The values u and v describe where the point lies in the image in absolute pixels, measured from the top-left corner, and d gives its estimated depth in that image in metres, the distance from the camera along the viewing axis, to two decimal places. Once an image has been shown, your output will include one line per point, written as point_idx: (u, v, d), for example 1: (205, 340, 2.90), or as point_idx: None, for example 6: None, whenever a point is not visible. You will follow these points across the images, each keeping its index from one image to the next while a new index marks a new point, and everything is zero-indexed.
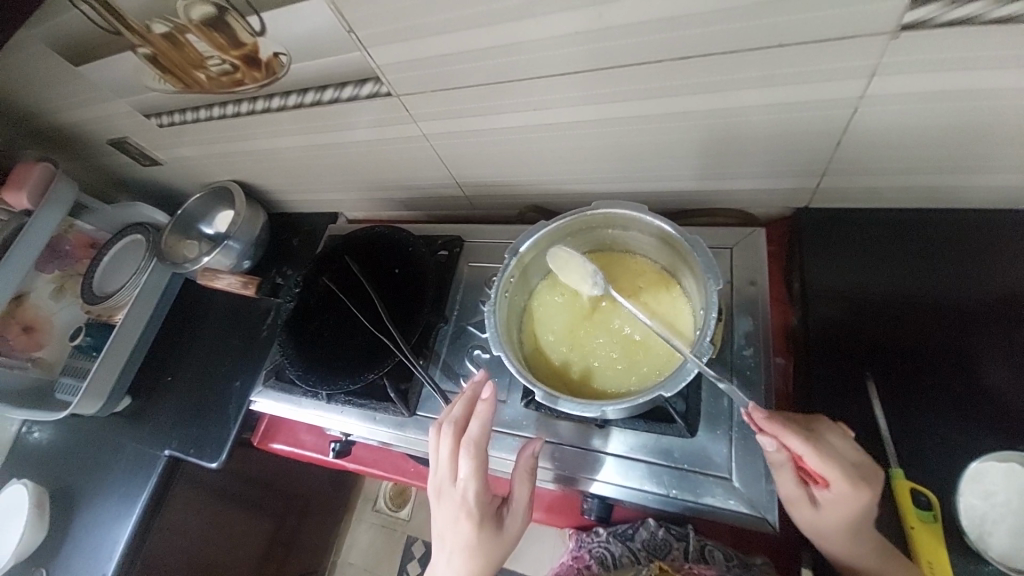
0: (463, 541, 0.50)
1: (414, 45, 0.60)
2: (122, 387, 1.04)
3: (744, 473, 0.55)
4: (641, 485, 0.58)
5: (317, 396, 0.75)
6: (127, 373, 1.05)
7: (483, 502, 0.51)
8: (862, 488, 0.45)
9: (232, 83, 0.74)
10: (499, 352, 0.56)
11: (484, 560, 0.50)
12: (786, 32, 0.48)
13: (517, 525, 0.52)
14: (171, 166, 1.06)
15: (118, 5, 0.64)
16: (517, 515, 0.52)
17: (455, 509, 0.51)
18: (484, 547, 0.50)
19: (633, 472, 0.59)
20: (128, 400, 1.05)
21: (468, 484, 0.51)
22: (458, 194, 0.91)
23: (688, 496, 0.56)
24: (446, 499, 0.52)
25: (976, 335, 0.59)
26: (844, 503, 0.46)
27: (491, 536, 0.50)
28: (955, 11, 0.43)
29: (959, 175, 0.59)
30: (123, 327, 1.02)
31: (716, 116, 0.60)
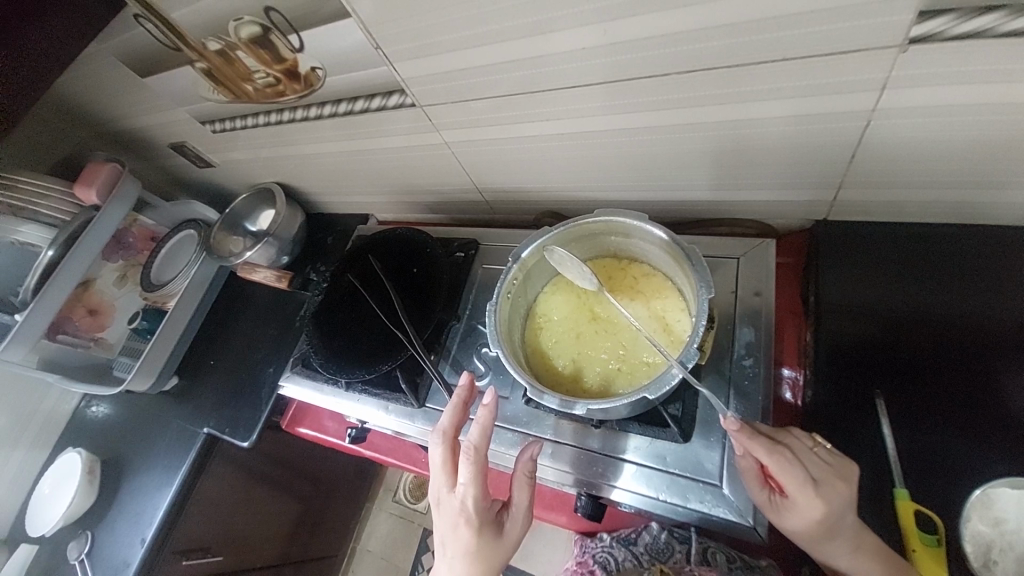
0: (463, 547, 0.51)
1: (436, 59, 0.64)
2: (171, 368, 1.14)
3: (735, 481, 0.55)
4: (632, 487, 0.59)
5: (337, 384, 0.80)
6: (174, 356, 1.15)
7: (482, 508, 0.53)
8: (825, 499, 0.45)
9: (275, 94, 0.81)
10: (496, 350, 0.59)
11: (485, 566, 0.51)
12: (790, 46, 0.49)
13: (516, 531, 0.54)
14: (221, 167, 1.15)
15: (178, 25, 0.71)
16: (518, 520, 0.54)
17: (455, 517, 0.52)
18: (484, 554, 0.51)
19: (624, 472, 0.60)
20: (175, 380, 1.15)
21: (467, 492, 0.53)
22: (479, 199, 0.95)
23: (676, 499, 0.57)
24: (448, 508, 0.53)
25: (1001, 355, 0.57)
26: (803, 510, 0.46)
27: (491, 543, 0.52)
28: (964, 24, 0.42)
29: (987, 190, 0.57)
30: (172, 313, 1.12)
31: (726, 128, 0.61)
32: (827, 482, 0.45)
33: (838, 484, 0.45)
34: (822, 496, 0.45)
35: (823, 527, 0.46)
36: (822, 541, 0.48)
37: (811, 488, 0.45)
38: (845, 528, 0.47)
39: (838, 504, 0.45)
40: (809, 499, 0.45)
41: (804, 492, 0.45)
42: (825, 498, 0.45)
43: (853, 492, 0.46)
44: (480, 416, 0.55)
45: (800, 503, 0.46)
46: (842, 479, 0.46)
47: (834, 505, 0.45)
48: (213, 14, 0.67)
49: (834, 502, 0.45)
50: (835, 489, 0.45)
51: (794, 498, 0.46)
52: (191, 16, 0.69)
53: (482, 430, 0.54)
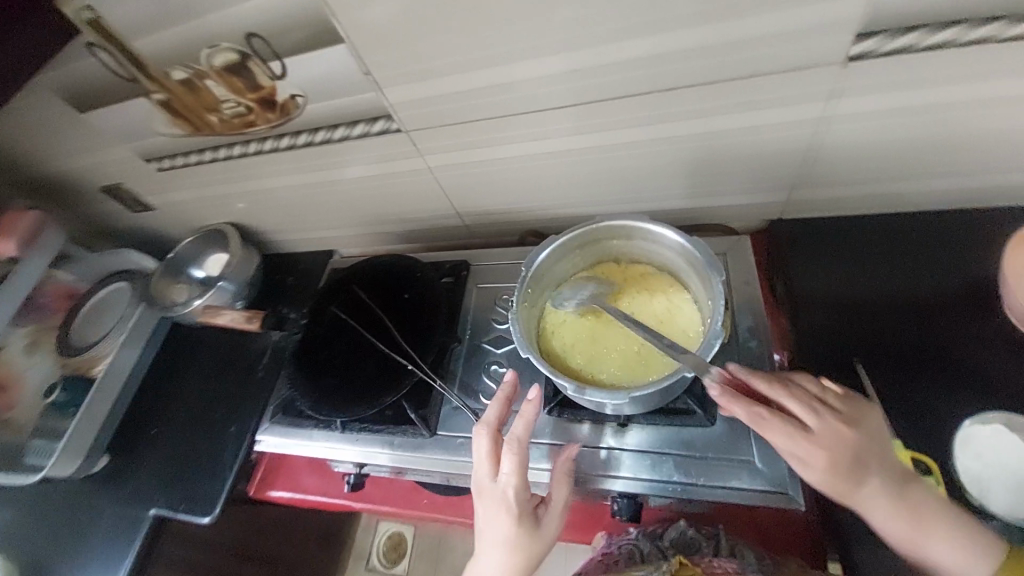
0: (501, 536, 0.53)
1: (429, 84, 0.66)
2: (102, 445, 0.96)
3: (765, 453, 0.59)
4: (670, 478, 0.60)
5: (331, 427, 0.73)
6: (107, 428, 0.98)
7: (522, 498, 0.54)
8: (813, 439, 0.49)
9: (243, 125, 0.77)
10: (530, 356, 0.57)
11: (523, 554, 0.52)
12: (753, 64, 0.58)
13: (555, 524, 0.54)
14: (164, 211, 1.06)
15: (139, 53, 0.68)
16: (556, 514, 0.55)
17: (495, 505, 0.53)
18: (525, 542, 0.53)
19: (661, 465, 0.61)
20: (108, 458, 0.97)
21: (508, 482, 0.54)
22: (458, 224, 0.95)
23: (716, 481, 0.58)
24: (488, 496, 0.54)
25: (944, 316, 0.67)
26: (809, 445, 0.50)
27: (530, 533, 0.53)
28: (892, 43, 0.53)
29: (906, 182, 0.69)
30: (105, 377, 0.97)
31: (699, 138, 0.69)
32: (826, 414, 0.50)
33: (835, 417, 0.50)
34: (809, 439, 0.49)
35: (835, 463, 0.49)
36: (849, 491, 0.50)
37: (796, 432, 0.49)
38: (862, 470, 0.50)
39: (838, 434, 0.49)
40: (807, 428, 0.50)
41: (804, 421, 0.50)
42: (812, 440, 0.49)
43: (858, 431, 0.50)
44: (524, 411, 0.55)
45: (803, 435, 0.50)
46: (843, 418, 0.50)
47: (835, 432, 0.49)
48: (183, 39, 0.65)
49: (823, 442, 0.49)
50: (821, 429, 0.49)
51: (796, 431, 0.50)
52: (157, 42, 0.66)
53: (526, 424, 0.55)
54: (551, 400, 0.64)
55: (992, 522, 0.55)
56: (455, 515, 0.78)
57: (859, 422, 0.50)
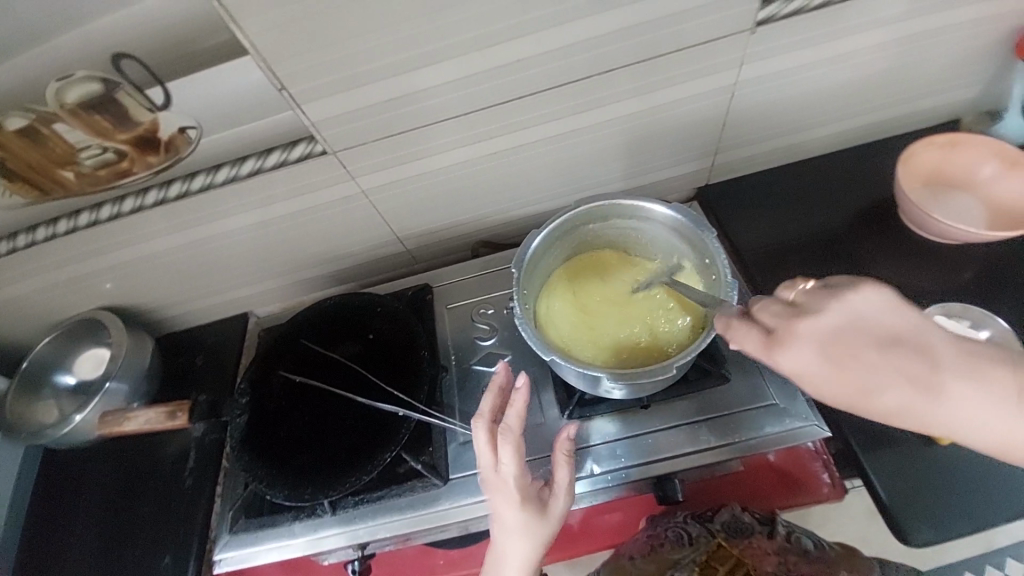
0: (511, 525, 0.50)
1: (356, 94, 0.59)
2: None
3: (782, 393, 0.62)
4: (710, 444, 0.60)
5: (319, 511, 0.60)
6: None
7: (527, 485, 0.51)
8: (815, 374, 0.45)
9: (114, 176, 0.61)
10: (553, 358, 0.52)
11: (536, 539, 0.50)
12: (676, 38, 0.61)
13: (560, 506, 0.52)
14: (1, 312, 0.81)
15: None
16: (561, 496, 0.52)
17: (500, 497, 0.50)
18: (530, 528, 0.50)
19: (698, 434, 0.61)
20: None
21: (509, 473, 0.50)
22: (401, 251, 0.86)
23: (751, 433, 0.60)
24: (490, 489, 0.51)
25: (862, 237, 0.77)
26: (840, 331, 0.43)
27: (540, 518, 0.51)
28: (788, 6, 0.61)
29: (804, 132, 0.79)
30: None
31: (636, 118, 0.71)
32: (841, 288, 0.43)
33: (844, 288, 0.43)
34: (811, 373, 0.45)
35: (878, 339, 0.42)
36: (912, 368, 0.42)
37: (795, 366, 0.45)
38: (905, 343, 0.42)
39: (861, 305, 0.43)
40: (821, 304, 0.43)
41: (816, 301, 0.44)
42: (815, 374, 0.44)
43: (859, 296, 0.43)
44: (516, 400, 0.51)
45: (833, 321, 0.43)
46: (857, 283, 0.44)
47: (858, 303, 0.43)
48: (28, 77, 0.52)
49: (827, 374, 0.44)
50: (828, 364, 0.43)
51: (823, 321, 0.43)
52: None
53: (520, 413, 0.51)
54: (569, 405, 0.62)
55: None
56: (478, 567, 0.69)
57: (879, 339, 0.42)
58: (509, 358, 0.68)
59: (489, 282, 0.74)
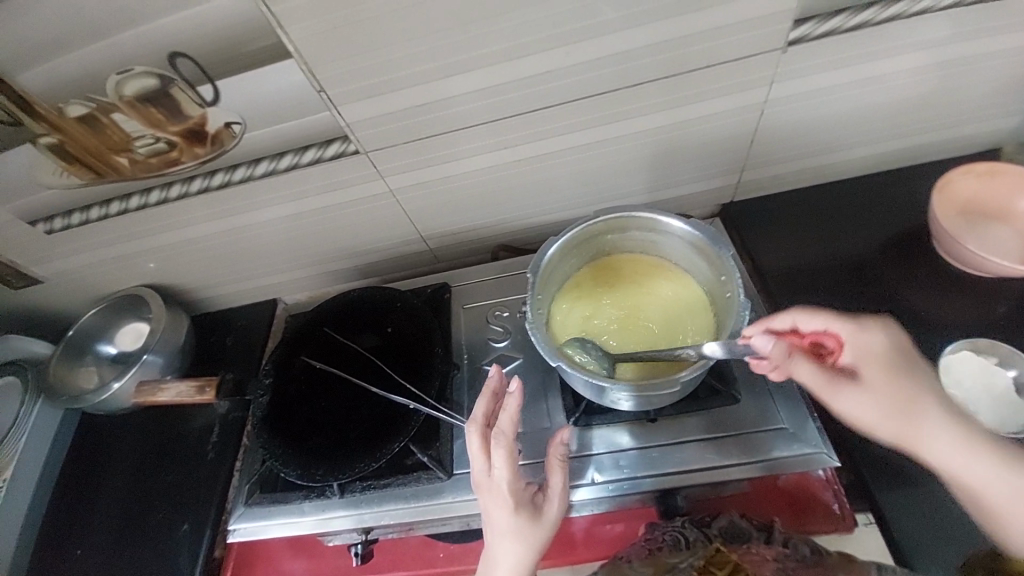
0: (505, 529, 0.51)
1: (390, 97, 0.61)
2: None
3: (793, 418, 0.61)
4: (715, 463, 0.60)
5: (328, 493, 0.63)
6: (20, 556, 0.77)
7: (519, 489, 0.52)
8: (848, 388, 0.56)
9: (163, 164, 0.66)
10: (559, 364, 0.54)
11: (531, 545, 0.51)
12: (708, 55, 0.61)
13: (554, 511, 0.53)
14: (56, 283, 0.88)
15: (27, 91, 0.58)
16: (555, 500, 0.53)
17: (493, 500, 0.52)
18: (525, 533, 0.51)
19: (703, 452, 0.61)
20: None
21: (502, 476, 0.52)
22: (423, 250, 0.89)
23: (757, 456, 0.60)
24: (484, 493, 0.52)
25: (890, 265, 0.75)
26: (874, 360, 0.56)
27: (534, 523, 0.51)
28: (822, 26, 0.60)
29: (835, 153, 0.78)
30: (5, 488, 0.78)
31: (662, 132, 0.71)
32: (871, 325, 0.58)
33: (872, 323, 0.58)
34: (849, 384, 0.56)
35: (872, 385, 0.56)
36: (912, 394, 0.55)
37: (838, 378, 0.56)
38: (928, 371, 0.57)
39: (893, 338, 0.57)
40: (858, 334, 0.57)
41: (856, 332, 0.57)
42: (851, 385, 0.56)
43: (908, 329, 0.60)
44: (506, 404, 0.53)
45: (869, 351, 0.56)
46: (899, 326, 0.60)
47: (891, 338, 0.57)
48: (93, 69, 0.57)
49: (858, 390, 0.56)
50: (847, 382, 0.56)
51: (859, 348, 0.56)
52: (54, 75, 0.57)
53: (511, 416, 0.53)
54: (575, 411, 0.62)
55: None
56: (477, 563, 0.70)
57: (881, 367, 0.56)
58: (520, 361, 0.70)
59: (506, 285, 0.76)
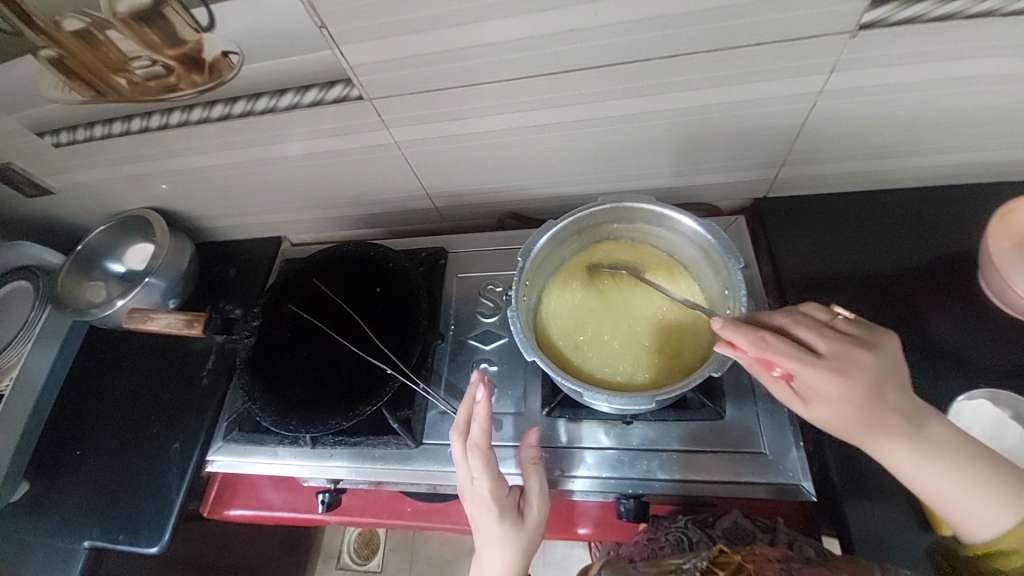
0: (492, 535, 0.54)
1: (398, 42, 0.56)
2: (20, 469, 0.82)
3: (775, 444, 0.58)
4: (684, 475, 0.58)
5: (300, 442, 0.64)
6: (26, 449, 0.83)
7: (503, 497, 0.54)
8: (827, 377, 0.45)
9: (162, 89, 0.63)
10: (535, 359, 0.51)
11: (515, 549, 0.54)
12: (761, 31, 0.53)
13: (537, 512, 0.55)
14: (67, 196, 0.89)
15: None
16: (536, 503, 0.55)
17: (479, 507, 0.54)
18: (510, 538, 0.54)
19: (676, 463, 0.59)
20: (26, 486, 0.81)
21: (482, 486, 0.53)
22: (428, 206, 0.86)
23: (728, 476, 0.58)
24: (471, 499, 0.55)
25: (924, 292, 0.68)
26: (828, 400, 0.46)
27: (517, 528, 0.54)
28: (903, 12, 0.50)
29: (890, 158, 0.70)
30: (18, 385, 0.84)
31: (695, 113, 0.64)
32: (837, 363, 0.46)
33: (839, 364, 0.45)
34: (827, 371, 0.45)
35: (858, 406, 0.45)
36: (878, 408, 0.46)
37: (814, 364, 0.45)
38: (904, 393, 0.47)
39: (863, 381, 0.45)
40: (814, 374, 0.45)
41: (807, 369, 0.45)
42: (830, 372, 0.45)
43: (877, 354, 0.46)
44: (477, 416, 0.52)
45: (827, 392, 0.45)
46: (855, 342, 0.47)
47: (851, 382, 0.45)
48: None
49: (840, 380, 0.45)
50: (824, 376, 0.45)
51: (808, 386, 0.46)
52: None
53: (484, 429, 0.52)
54: (551, 401, 0.61)
55: None
56: (441, 522, 0.73)
57: (853, 361, 0.46)
58: (505, 340, 0.68)
59: (503, 258, 0.73)
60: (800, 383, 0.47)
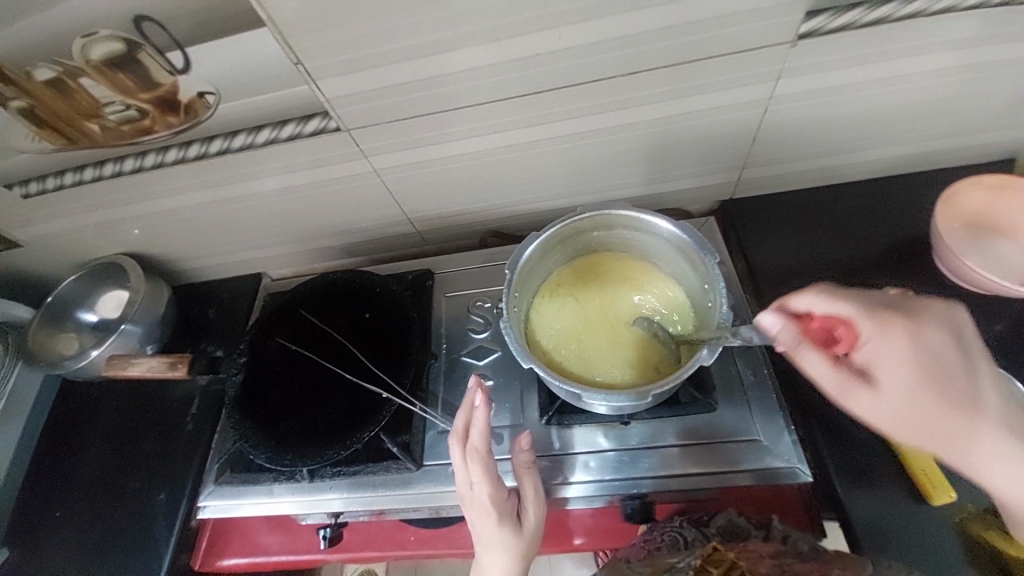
0: (492, 540, 0.55)
1: (373, 73, 0.58)
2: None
3: (768, 430, 0.60)
4: (684, 469, 0.60)
5: (297, 477, 0.63)
6: None
7: (502, 502, 0.54)
8: (897, 338, 0.50)
9: (136, 132, 0.63)
10: (531, 366, 0.52)
11: (515, 551, 0.55)
12: (712, 46, 0.58)
13: (534, 514, 0.56)
14: (35, 248, 0.86)
15: None
16: (533, 506, 0.56)
17: (478, 513, 0.55)
18: (509, 542, 0.54)
19: (675, 458, 0.60)
20: (5, 553, 0.76)
21: (481, 491, 0.54)
22: (410, 231, 0.87)
23: (727, 466, 0.59)
24: (470, 505, 0.55)
25: (886, 275, 0.72)
26: (891, 362, 0.50)
27: (516, 531, 0.55)
28: (837, 21, 0.56)
29: (841, 154, 0.75)
30: None
31: (659, 124, 0.68)
32: (895, 320, 0.51)
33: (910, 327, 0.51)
34: (896, 334, 0.51)
35: (927, 371, 0.50)
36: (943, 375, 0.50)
37: (883, 329, 0.51)
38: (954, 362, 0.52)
39: (926, 346, 0.50)
40: (882, 338, 0.51)
41: (872, 332, 0.51)
42: (898, 335, 0.51)
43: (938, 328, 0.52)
44: (476, 421, 0.53)
45: (899, 342, 0.50)
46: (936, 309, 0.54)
47: (921, 344, 0.50)
48: (55, 29, 0.53)
49: (909, 343, 0.50)
50: (892, 340, 0.50)
51: (874, 348, 0.51)
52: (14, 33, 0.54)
53: (483, 433, 0.53)
54: (548, 409, 0.62)
55: None
56: (448, 548, 0.72)
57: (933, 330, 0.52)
58: (498, 354, 0.69)
59: (489, 275, 0.74)
60: (864, 351, 0.51)
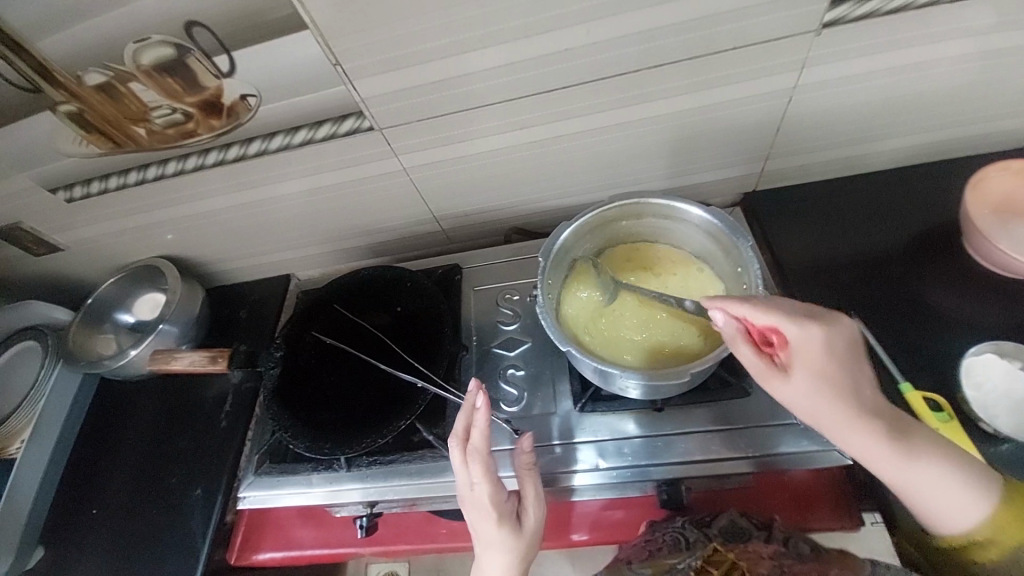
0: (491, 541, 0.54)
1: (406, 72, 0.60)
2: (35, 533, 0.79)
3: None
4: (717, 454, 0.60)
5: (337, 465, 0.65)
6: (39, 513, 0.80)
7: (502, 502, 0.54)
8: (822, 336, 0.51)
9: (179, 135, 0.66)
10: (569, 349, 0.54)
11: (515, 553, 0.54)
12: (737, 36, 0.59)
13: (534, 515, 0.56)
14: (75, 252, 0.90)
15: (47, 57, 0.58)
16: (533, 507, 0.56)
17: (479, 514, 0.54)
18: (508, 543, 0.54)
19: (709, 444, 0.60)
20: (41, 552, 0.79)
21: (482, 490, 0.54)
22: (435, 229, 0.88)
23: (762, 450, 0.59)
24: (469, 506, 0.55)
25: (915, 262, 0.72)
26: (812, 358, 0.51)
27: (515, 532, 0.54)
28: (861, 8, 0.57)
29: (865, 143, 0.75)
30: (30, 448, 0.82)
31: (684, 116, 0.69)
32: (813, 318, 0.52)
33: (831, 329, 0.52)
34: (821, 331, 0.51)
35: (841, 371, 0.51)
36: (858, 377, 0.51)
37: (807, 325, 0.51)
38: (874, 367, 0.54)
39: (836, 346, 0.51)
40: (809, 336, 0.51)
41: (799, 331, 0.51)
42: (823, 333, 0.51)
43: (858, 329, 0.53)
44: (476, 420, 0.55)
45: (810, 349, 0.51)
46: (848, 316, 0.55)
47: (833, 339, 0.51)
48: (110, 36, 0.56)
49: (832, 339, 0.51)
50: (811, 338, 0.51)
51: (800, 345, 0.51)
52: (72, 41, 0.57)
53: (484, 432, 0.54)
54: (583, 396, 0.64)
55: (1005, 445, 0.59)
56: None
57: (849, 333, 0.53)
58: (529, 345, 0.70)
59: (517, 269, 0.76)
60: (790, 347, 0.52)
